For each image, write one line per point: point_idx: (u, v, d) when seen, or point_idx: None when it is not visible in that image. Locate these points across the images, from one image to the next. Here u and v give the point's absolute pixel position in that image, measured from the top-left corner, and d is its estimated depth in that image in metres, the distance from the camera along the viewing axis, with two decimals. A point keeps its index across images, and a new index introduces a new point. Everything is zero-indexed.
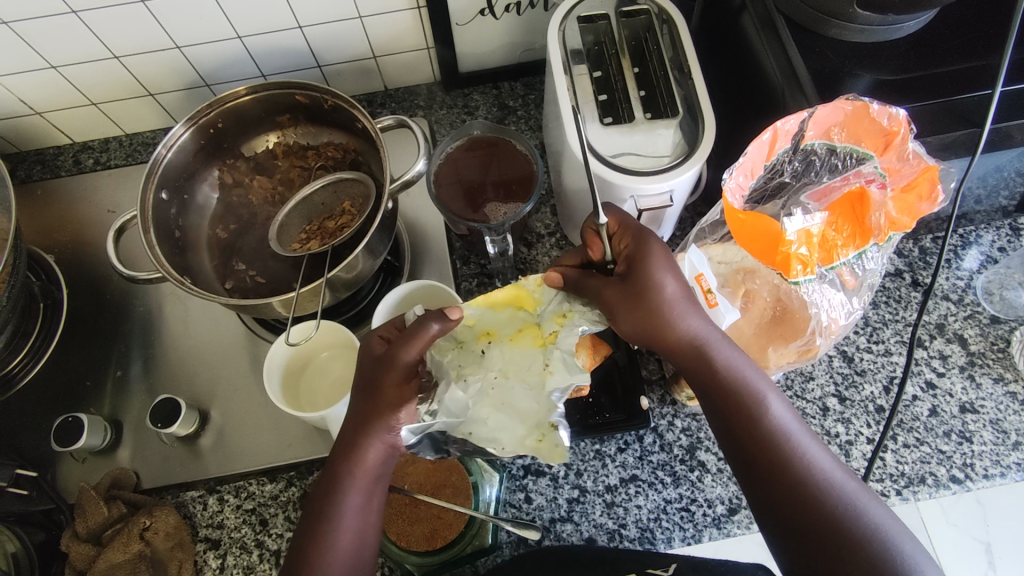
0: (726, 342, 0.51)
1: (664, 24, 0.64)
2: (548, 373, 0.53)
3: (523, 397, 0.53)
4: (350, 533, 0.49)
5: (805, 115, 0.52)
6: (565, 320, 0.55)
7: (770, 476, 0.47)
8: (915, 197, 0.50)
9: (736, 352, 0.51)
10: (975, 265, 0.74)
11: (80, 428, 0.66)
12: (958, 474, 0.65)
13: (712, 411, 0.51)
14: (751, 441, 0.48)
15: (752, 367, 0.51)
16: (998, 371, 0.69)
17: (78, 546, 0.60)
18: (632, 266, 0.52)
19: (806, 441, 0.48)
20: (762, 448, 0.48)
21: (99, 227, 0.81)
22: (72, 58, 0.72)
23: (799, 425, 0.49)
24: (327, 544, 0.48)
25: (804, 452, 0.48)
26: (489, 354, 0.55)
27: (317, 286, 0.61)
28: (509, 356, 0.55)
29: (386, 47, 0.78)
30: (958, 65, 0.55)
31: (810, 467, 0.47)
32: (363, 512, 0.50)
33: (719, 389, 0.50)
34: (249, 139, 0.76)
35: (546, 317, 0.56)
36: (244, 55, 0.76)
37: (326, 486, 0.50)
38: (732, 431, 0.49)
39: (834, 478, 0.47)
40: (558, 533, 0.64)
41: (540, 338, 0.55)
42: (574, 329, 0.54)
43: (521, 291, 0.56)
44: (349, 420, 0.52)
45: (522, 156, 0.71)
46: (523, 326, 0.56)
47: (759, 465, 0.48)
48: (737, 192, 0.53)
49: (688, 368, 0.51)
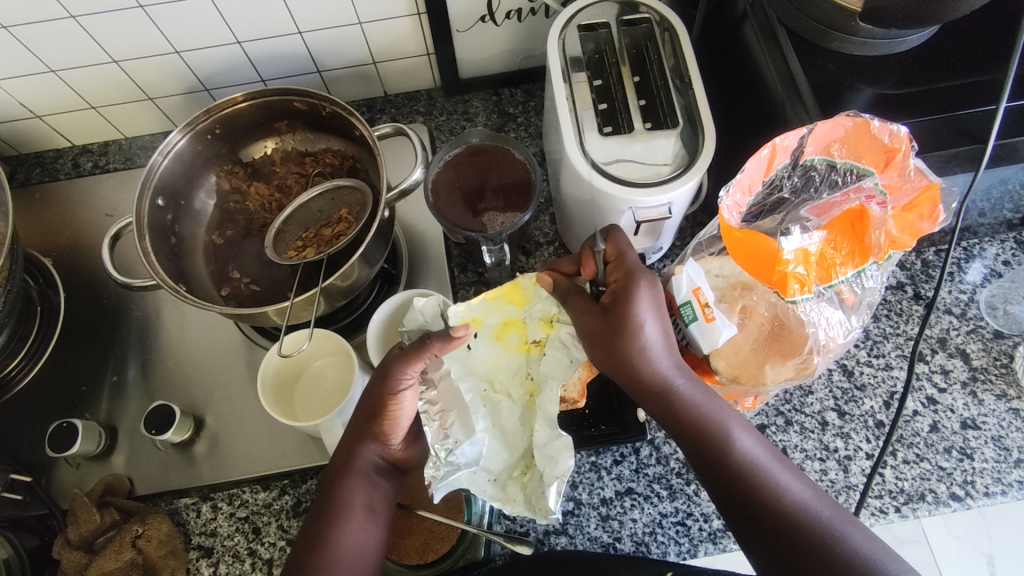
0: (695, 378, 0.51)
1: (664, 33, 0.63)
2: (530, 383, 0.57)
3: (508, 411, 0.57)
4: (350, 539, 0.50)
5: (804, 132, 0.51)
6: (551, 327, 0.57)
7: (746, 509, 0.46)
8: (917, 216, 0.49)
9: (703, 389, 0.51)
10: (979, 278, 0.73)
11: (74, 433, 0.66)
12: (959, 491, 0.64)
13: (687, 450, 0.50)
14: (728, 477, 0.47)
15: (722, 403, 0.51)
16: (1000, 388, 0.68)
17: (69, 553, 0.60)
18: (615, 299, 0.51)
19: (781, 472, 0.48)
20: (738, 484, 0.47)
21: (96, 231, 0.81)
22: (71, 62, 0.72)
23: (769, 456, 0.48)
24: (327, 549, 0.49)
25: (780, 484, 0.47)
26: (474, 350, 0.57)
27: (311, 295, 0.61)
28: (495, 360, 0.57)
29: (386, 53, 0.78)
30: (962, 79, 0.54)
31: (788, 498, 0.46)
32: (362, 524, 0.51)
33: (692, 427, 0.49)
34: (248, 144, 0.76)
35: (532, 318, 0.57)
36: (243, 60, 0.76)
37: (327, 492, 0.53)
38: (706, 466, 0.48)
39: (813, 506, 0.46)
40: (552, 545, 0.63)
41: (524, 341, 0.57)
42: (557, 343, 0.56)
43: (516, 286, 0.57)
44: (347, 438, 0.55)
45: (521, 165, 0.70)
46: (509, 321, 0.57)
47: (737, 502, 0.47)
48: (734, 210, 0.53)
49: (659, 409, 0.50)
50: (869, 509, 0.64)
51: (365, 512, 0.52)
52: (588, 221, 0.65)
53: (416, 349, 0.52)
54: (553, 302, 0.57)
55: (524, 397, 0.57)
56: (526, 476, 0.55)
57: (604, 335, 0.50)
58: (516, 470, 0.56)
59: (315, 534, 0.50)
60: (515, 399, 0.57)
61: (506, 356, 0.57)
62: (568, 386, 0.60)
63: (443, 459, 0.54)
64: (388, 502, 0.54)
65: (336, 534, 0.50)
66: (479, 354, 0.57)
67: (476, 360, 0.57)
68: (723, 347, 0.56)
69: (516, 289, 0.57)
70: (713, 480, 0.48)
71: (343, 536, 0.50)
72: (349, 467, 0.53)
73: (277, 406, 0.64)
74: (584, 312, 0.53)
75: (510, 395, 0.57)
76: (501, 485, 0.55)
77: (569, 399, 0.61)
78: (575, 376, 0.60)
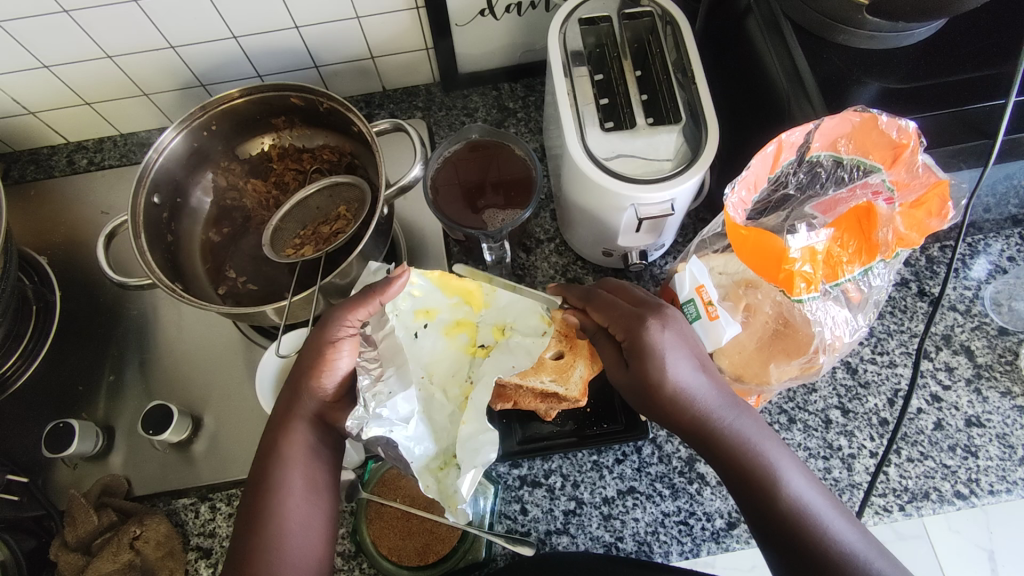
0: (743, 415, 0.50)
1: (667, 26, 0.62)
2: (467, 384, 0.57)
3: (439, 407, 0.56)
4: (294, 509, 0.50)
5: (811, 127, 0.50)
6: (502, 335, 0.58)
7: (794, 556, 0.45)
8: (924, 214, 0.49)
9: (753, 427, 0.49)
10: (983, 274, 0.72)
11: (71, 434, 0.65)
12: (963, 489, 0.64)
13: (734, 492, 0.49)
14: (774, 524, 0.46)
15: (770, 440, 0.49)
16: (1005, 385, 0.67)
17: (66, 555, 0.59)
18: (634, 350, 0.50)
19: (830, 516, 0.46)
20: (785, 531, 0.46)
21: (92, 229, 0.80)
22: (65, 58, 0.71)
23: (820, 499, 0.47)
24: (269, 519, 0.49)
25: (829, 529, 0.45)
26: (422, 339, 0.58)
27: (310, 292, 0.60)
28: (440, 355, 0.58)
29: (384, 47, 0.77)
30: (970, 73, 0.54)
31: (837, 546, 0.44)
32: (306, 489, 0.51)
33: (738, 469, 0.48)
34: (244, 141, 0.74)
35: (485, 323, 0.59)
36: (239, 55, 0.74)
37: (265, 458, 0.51)
38: (753, 509, 0.47)
39: (862, 554, 0.45)
40: (553, 545, 0.63)
41: (472, 343, 0.59)
42: (502, 348, 0.57)
43: (476, 289, 0.59)
44: (279, 404, 0.54)
45: (520, 161, 0.70)
46: (461, 321, 0.59)
47: (782, 550, 0.46)
48: (740, 207, 0.52)
49: (704, 448, 0.50)
50: (872, 508, 0.64)
51: (308, 483, 0.51)
52: (589, 219, 0.64)
53: (358, 297, 0.54)
54: (508, 311, 0.59)
55: (459, 398, 0.56)
56: (443, 471, 0.53)
57: (636, 389, 0.50)
58: (434, 464, 0.53)
59: (253, 506, 0.50)
60: (448, 396, 0.56)
61: (450, 352, 0.58)
62: (570, 384, 0.59)
63: (371, 410, 0.51)
64: (330, 470, 0.53)
65: (276, 502, 0.49)
66: (426, 346, 0.58)
67: (421, 351, 0.57)
68: (727, 347, 0.55)
69: (475, 290, 0.59)
70: (759, 525, 0.47)
71: (286, 505, 0.49)
72: (283, 430, 0.52)
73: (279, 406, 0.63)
74: (615, 362, 0.53)
75: (444, 392, 0.57)
76: (417, 475, 0.53)
77: (571, 398, 0.60)
78: (576, 373, 0.60)
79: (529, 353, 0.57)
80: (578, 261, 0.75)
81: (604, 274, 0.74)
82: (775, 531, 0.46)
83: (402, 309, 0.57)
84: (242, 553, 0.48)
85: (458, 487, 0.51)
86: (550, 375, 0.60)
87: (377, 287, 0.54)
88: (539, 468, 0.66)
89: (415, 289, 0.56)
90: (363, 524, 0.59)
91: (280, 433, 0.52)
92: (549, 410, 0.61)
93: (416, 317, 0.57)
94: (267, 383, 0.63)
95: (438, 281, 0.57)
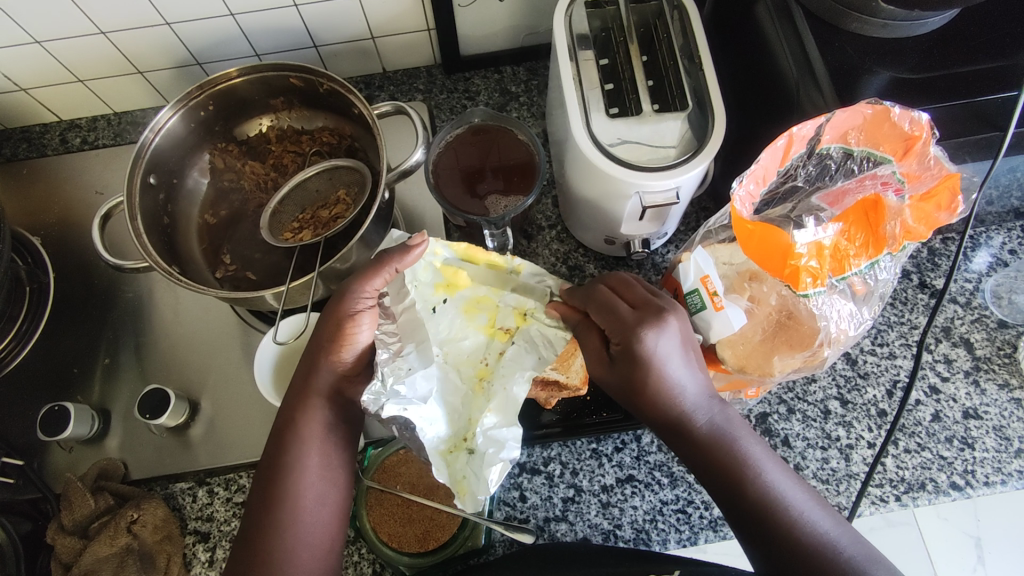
0: (717, 410, 0.49)
1: (674, 10, 0.61)
2: (483, 366, 0.55)
3: (453, 389, 0.54)
4: (309, 489, 0.49)
5: (822, 120, 0.50)
6: (523, 320, 0.57)
7: (767, 547, 0.45)
8: (934, 207, 0.48)
9: (728, 419, 0.49)
10: (984, 266, 0.72)
11: (67, 417, 0.64)
12: (959, 480, 0.64)
13: (707, 484, 0.48)
14: (748, 517, 0.46)
15: (748, 434, 0.49)
16: (1003, 377, 0.68)
17: (63, 539, 0.59)
18: (625, 350, 0.48)
19: (804, 505, 0.46)
20: (760, 522, 0.45)
21: (86, 209, 0.79)
22: (57, 33, 0.69)
23: (794, 488, 0.47)
24: (285, 500, 0.48)
25: (805, 520, 0.45)
26: (440, 314, 0.56)
27: (308, 279, 0.59)
28: (458, 332, 0.56)
29: (386, 27, 0.75)
30: (983, 65, 0.53)
31: (809, 533, 0.45)
32: (322, 469, 0.50)
33: (715, 465, 0.47)
34: (242, 122, 0.73)
35: (506, 305, 0.57)
36: (236, 33, 0.73)
37: (280, 437, 0.51)
38: (728, 500, 0.47)
39: (835, 542, 0.45)
40: (552, 532, 0.63)
41: (492, 324, 0.57)
42: (524, 335, 0.56)
43: (500, 268, 0.57)
44: (294, 382, 0.53)
45: (523, 145, 0.69)
46: (481, 300, 0.57)
47: (756, 541, 0.46)
48: (747, 200, 0.51)
49: (678, 445, 0.49)
50: (869, 498, 0.64)
51: (323, 461, 0.51)
52: (592, 207, 0.64)
53: (373, 266, 0.53)
54: (530, 295, 0.57)
55: (473, 380, 0.55)
56: (456, 456, 0.51)
57: (623, 385, 0.49)
58: (445, 447, 0.52)
59: (269, 482, 0.49)
60: (462, 378, 0.55)
61: (469, 331, 0.57)
62: (573, 372, 0.59)
63: (389, 386, 0.50)
64: (346, 449, 0.53)
65: (292, 482, 0.49)
66: (444, 322, 0.56)
67: (438, 327, 0.55)
68: (732, 337, 0.54)
69: (500, 269, 0.57)
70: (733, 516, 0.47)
71: (303, 485, 0.49)
72: (298, 408, 0.51)
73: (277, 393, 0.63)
74: (598, 360, 0.51)
75: (459, 372, 0.55)
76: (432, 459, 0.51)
77: (572, 386, 0.60)
78: (578, 362, 0.59)
79: (551, 343, 0.55)
80: (580, 249, 0.74)
81: (605, 262, 0.74)
82: (749, 521, 0.46)
83: (422, 279, 0.55)
84: (256, 533, 0.48)
85: (473, 475, 0.50)
86: (554, 365, 0.58)
87: (394, 255, 0.53)
88: (539, 455, 0.66)
89: (438, 258, 0.56)
90: (363, 511, 0.58)
91: (295, 412, 0.51)
92: (549, 397, 0.62)
93: (436, 290, 0.56)
94: (265, 369, 0.63)
95: (461, 253, 0.56)
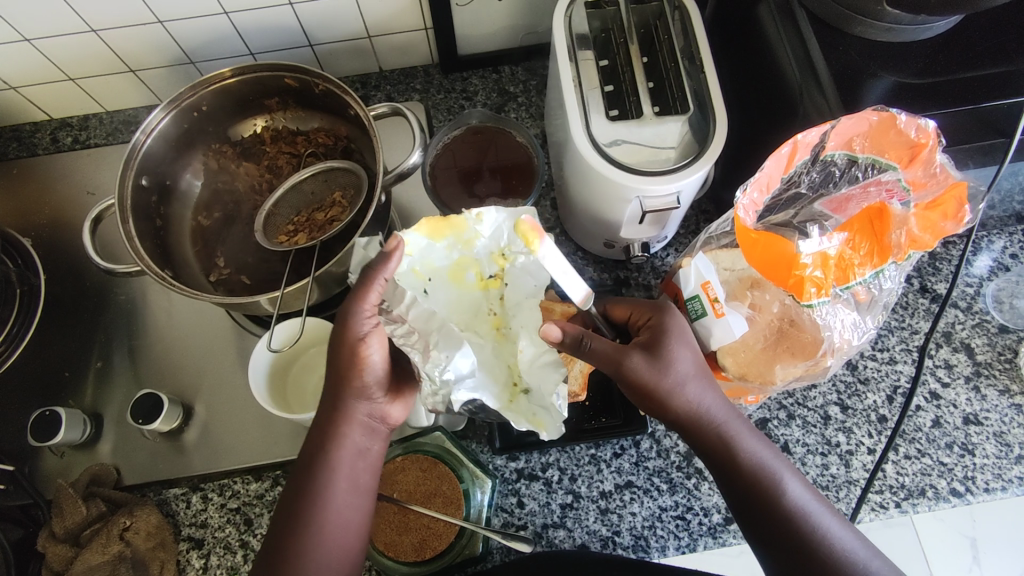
0: (740, 422, 0.48)
1: (675, 11, 0.60)
2: (494, 315, 0.56)
3: (479, 343, 0.55)
4: (335, 517, 0.48)
5: (827, 127, 0.49)
6: (504, 259, 0.55)
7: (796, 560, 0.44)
8: (940, 215, 0.49)
9: (750, 431, 0.48)
10: (985, 270, 0.72)
11: (58, 422, 0.63)
12: (959, 486, 0.64)
13: (732, 494, 0.47)
14: (767, 532, 0.45)
15: (768, 446, 0.48)
16: (1004, 383, 0.67)
17: (54, 547, 0.58)
18: (650, 344, 0.49)
19: (828, 519, 0.46)
20: (784, 534, 0.45)
21: (77, 210, 0.78)
22: (48, 31, 0.68)
23: (817, 503, 0.46)
24: (310, 529, 0.47)
25: (830, 534, 0.45)
26: (433, 293, 0.55)
27: (303, 284, 0.58)
28: (456, 300, 0.56)
29: (383, 26, 0.74)
30: (988, 69, 0.52)
31: (836, 547, 0.44)
32: (349, 492, 0.49)
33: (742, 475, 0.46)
34: (236, 122, 0.72)
35: (483, 254, 0.55)
36: (231, 32, 0.72)
37: (303, 466, 0.49)
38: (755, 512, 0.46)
39: (860, 557, 0.45)
40: (550, 539, 0.63)
41: (480, 277, 0.56)
42: (513, 275, 0.55)
43: (461, 224, 0.54)
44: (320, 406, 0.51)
45: (521, 147, 0.68)
46: (461, 261, 0.56)
47: (784, 551, 0.45)
48: (751, 209, 0.51)
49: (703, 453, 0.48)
50: (869, 504, 0.64)
51: (349, 487, 0.49)
52: (591, 211, 0.63)
53: (362, 281, 0.49)
54: (500, 235, 0.54)
55: (492, 331, 0.56)
56: (517, 401, 0.53)
57: (647, 386, 0.47)
58: (503, 397, 0.53)
59: (292, 512, 0.48)
60: (483, 335, 0.55)
61: (464, 294, 0.56)
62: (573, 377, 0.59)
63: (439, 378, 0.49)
64: (374, 472, 0.51)
65: (319, 512, 0.48)
66: (440, 298, 0.56)
67: (438, 304, 0.55)
68: (733, 345, 0.53)
69: (462, 228, 0.54)
70: (759, 529, 0.46)
71: (330, 509, 0.48)
72: (326, 438, 0.49)
73: (272, 397, 0.62)
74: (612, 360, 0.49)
75: (475, 329, 0.55)
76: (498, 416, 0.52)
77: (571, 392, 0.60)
78: (577, 368, 0.59)
79: (539, 270, 0.54)
80: (579, 253, 0.74)
81: (604, 265, 0.73)
82: (778, 532, 0.45)
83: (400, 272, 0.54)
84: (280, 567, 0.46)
85: (540, 408, 0.52)
86: None
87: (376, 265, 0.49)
88: (537, 461, 0.65)
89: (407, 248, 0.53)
90: None
91: (323, 441, 0.49)
92: None
93: (416, 274, 0.55)
94: (260, 374, 0.61)
95: (422, 229, 0.53)
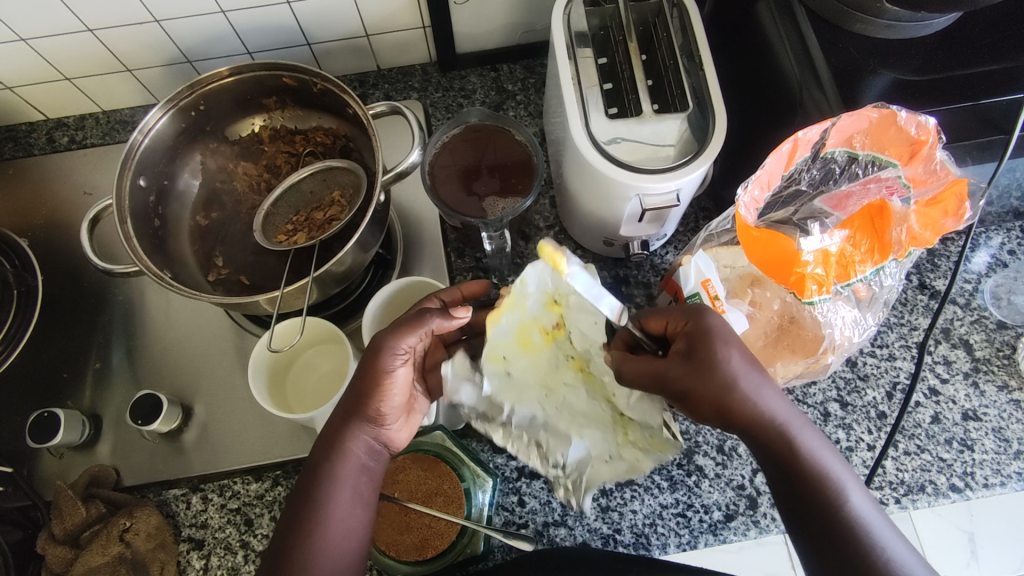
0: (797, 421, 0.47)
1: (674, 8, 0.60)
2: (575, 359, 0.58)
3: (573, 393, 0.58)
4: (334, 528, 0.48)
5: (828, 124, 0.49)
6: (558, 304, 0.57)
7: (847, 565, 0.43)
8: (940, 213, 0.49)
9: (806, 430, 0.47)
10: (983, 267, 0.72)
11: (56, 423, 0.63)
12: (958, 482, 0.64)
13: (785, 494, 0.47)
14: (823, 536, 0.44)
15: (825, 446, 0.47)
16: (1003, 379, 0.67)
17: (54, 548, 0.58)
18: (694, 341, 0.47)
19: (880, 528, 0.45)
20: (835, 538, 0.44)
21: (74, 210, 0.77)
22: (44, 31, 0.67)
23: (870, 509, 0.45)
24: (310, 538, 0.47)
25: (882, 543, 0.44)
26: (515, 366, 0.57)
27: (303, 284, 0.58)
28: (538, 364, 0.58)
29: (381, 25, 0.74)
30: (986, 66, 0.52)
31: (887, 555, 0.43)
32: (352, 501, 0.49)
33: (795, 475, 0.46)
34: (234, 122, 0.71)
35: (538, 309, 0.57)
36: (228, 31, 0.71)
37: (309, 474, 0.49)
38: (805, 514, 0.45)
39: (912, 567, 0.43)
40: (551, 537, 0.63)
41: (546, 331, 0.58)
42: (573, 314, 0.57)
43: (511, 294, 0.55)
44: (336, 412, 0.52)
45: (520, 145, 0.68)
46: (525, 325, 0.57)
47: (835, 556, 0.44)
48: (752, 206, 0.50)
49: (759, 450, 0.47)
50: None
51: (350, 501, 0.49)
52: (591, 209, 0.63)
53: (410, 321, 0.51)
54: (545, 282, 0.56)
55: (579, 375, 0.58)
56: (629, 431, 0.56)
57: (702, 385, 0.46)
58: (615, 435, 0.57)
59: (295, 519, 0.48)
60: (572, 383, 0.58)
61: (540, 355, 0.58)
62: None
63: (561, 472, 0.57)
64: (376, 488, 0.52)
65: (319, 522, 0.48)
66: (523, 369, 0.57)
67: (523, 374, 0.57)
68: None
69: (514, 296, 0.55)
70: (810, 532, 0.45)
71: (330, 515, 0.48)
72: (332, 451, 0.50)
73: (271, 397, 0.62)
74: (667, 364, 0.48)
75: (563, 380, 0.58)
76: (619, 455, 0.56)
77: None
78: None
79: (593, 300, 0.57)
80: (578, 251, 0.73)
81: (603, 264, 0.73)
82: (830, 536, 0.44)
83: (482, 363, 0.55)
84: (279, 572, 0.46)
85: (656, 432, 0.55)
86: None
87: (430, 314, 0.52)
88: None
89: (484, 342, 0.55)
90: None
91: (329, 453, 0.50)
92: None
93: (494, 359, 0.56)
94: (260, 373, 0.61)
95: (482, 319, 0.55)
